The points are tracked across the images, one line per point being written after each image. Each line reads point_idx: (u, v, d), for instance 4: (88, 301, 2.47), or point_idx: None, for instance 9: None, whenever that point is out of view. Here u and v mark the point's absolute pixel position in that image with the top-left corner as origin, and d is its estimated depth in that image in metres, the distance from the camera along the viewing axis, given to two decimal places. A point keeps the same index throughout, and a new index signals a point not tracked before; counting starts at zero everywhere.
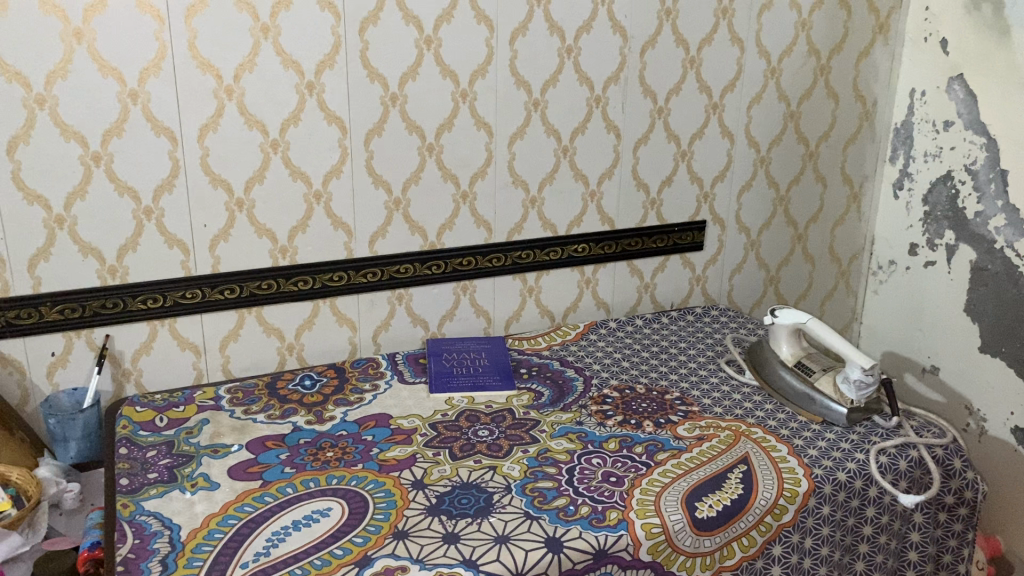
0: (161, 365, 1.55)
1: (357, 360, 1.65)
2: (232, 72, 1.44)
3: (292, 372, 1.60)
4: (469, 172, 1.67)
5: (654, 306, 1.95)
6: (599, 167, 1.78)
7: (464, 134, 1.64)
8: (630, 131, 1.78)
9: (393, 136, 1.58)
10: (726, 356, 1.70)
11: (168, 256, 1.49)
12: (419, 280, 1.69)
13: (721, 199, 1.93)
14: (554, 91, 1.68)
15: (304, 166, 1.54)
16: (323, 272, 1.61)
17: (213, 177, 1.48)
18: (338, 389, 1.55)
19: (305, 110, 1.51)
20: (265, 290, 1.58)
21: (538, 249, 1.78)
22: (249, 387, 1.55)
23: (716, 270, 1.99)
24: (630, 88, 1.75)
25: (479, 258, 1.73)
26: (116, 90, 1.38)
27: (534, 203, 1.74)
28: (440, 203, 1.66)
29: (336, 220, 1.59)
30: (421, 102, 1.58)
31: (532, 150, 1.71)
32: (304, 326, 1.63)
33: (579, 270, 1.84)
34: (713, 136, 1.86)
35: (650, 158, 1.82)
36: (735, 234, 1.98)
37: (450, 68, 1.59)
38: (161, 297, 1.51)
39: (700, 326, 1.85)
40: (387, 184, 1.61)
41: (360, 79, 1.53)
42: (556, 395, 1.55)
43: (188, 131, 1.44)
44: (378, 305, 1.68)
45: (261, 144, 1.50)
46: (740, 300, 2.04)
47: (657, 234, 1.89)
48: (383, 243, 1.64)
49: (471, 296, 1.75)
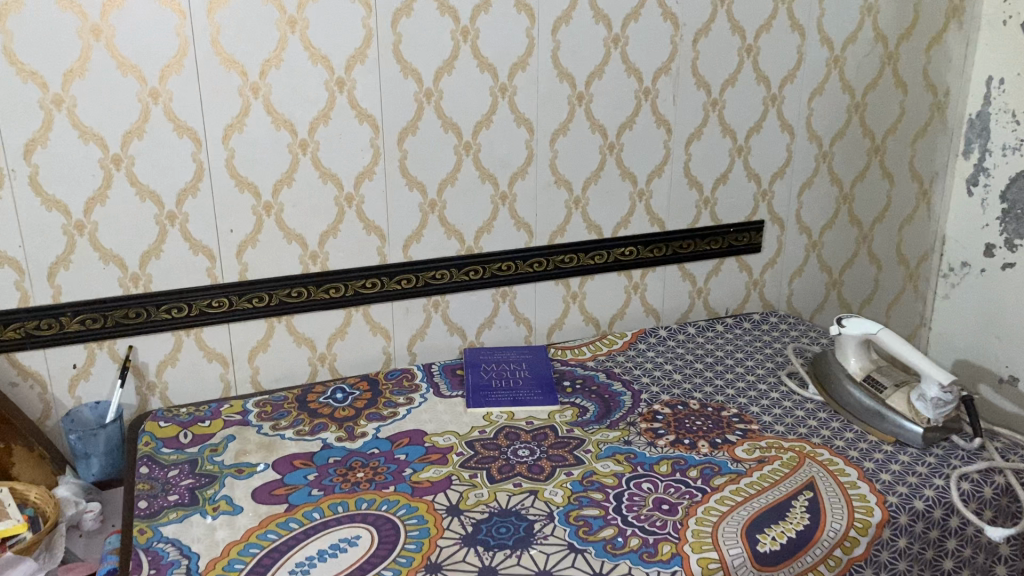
0: (187, 377, 1.48)
1: (391, 372, 1.56)
2: (258, 68, 1.36)
3: (324, 385, 1.52)
4: (509, 172, 1.57)
5: (707, 313, 1.83)
6: (648, 165, 1.67)
7: (503, 131, 1.54)
8: (682, 126, 1.66)
9: (429, 135, 1.49)
10: (787, 367, 1.58)
11: (192, 262, 1.42)
12: (456, 286, 1.60)
13: (780, 198, 1.80)
14: (600, 83, 1.57)
15: (335, 168, 1.45)
16: (356, 279, 1.52)
17: (240, 180, 1.40)
18: (371, 403, 1.47)
19: (335, 108, 1.42)
20: (295, 298, 1.49)
21: (582, 252, 1.67)
22: (278, 399, 1.47)
23: (774, 273, 1.86)
24: (681, 80, 1.63)
25: (520, 263, 1.63)
26: (136, 89, 1.31)
27: (579, 203, 1.64)
28: (478, 205, 1.56)
29: (369, 223, 1.50)
30: (458, 97, 1.49)
31: (577, 147, 1.60)
32: (336, 335, 1.54)
33: (627, 274, 1.73)
34: (772, 129, 1.74)
35: (703, 155, 1.70)
36: (795, 235, 1.85)
37: (489, 62, 1.49)
38: (186, 306, 1.44)
39: (757, 334, 1.73)
40: (423, 185, 1.52)
41: (393, 75, 1.44)
42: (602, 411, 1.44)
43: (212, 130, 1.37)
44: (414, 312, 1.58)
45: (289, 144, 1.41)
46: (800, 305, 1.91)
47: (710, 236, 1.76)
48: (418, 248, 1.55)
49: (512, 303, 1.65)
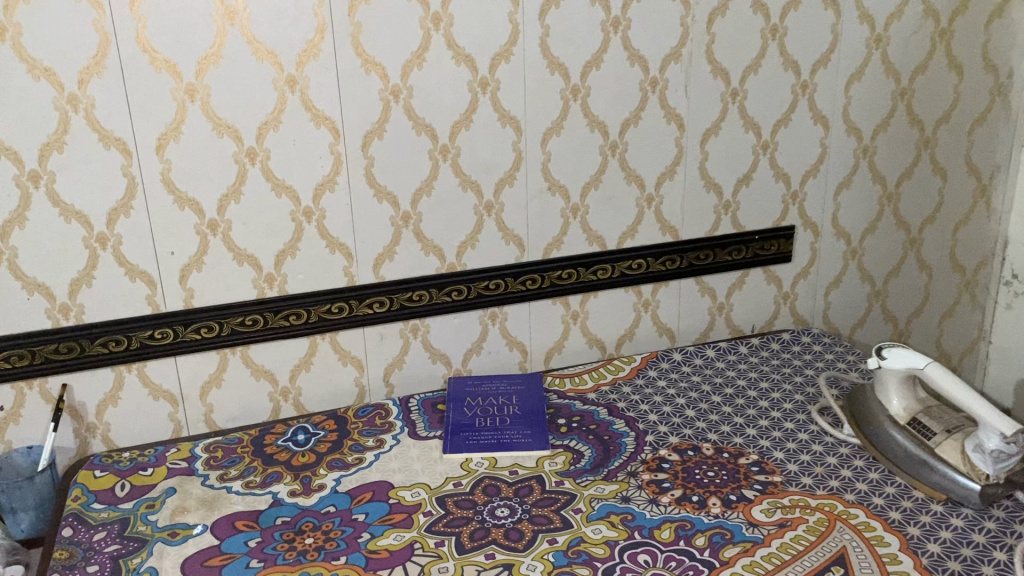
0: (132, 417, 1.31)
1: (362, 408, 1.38)
2: (193, 68, 1.17)
3: (285, 424, 1.34)
4: (494, 179, 1.37)
5: (730, 332, 1.60)
6: (658, 166, 1.44)
7: (486, 131, 1.33)
8: (696, 120, 1.44)
9: (398, 138, 1.29)
10: (818, 401, 1.36)
11: (130, 290, 1.25)
12: (436, 308, 1.40)
13: (814, 199, 1.57)
14: (598, 73, 1.36)
15: (289, 179, 1.27)
16: (319, 303, 1.34)
17: (178, 196, 1.22)
18: (335, 447, 1.28)
19: (287, 110, 1.23)
20: (249, 327, 1.32)
21: (582, 267, 1.46)
22: (231, 443, 1.31)
23: (808, 285, 1.63)
24: (695, 68, 1.41)
25: (509, 281, 1.43)
26: (52, 96, 1.13)
27: (577, 212, 1.43)
28: (459, 216, 1.37)
29: (332, 241, 1.32)
30: (431, 94, 1.29)
31: (574, 148, 1.39)
32: (301, 367, 1.37)
33: (636, 290, 1.51)
34: (802, 122, 1.51)
35: (723, 153, 1.47)
36: (832, 241, 1.61)
37: (466, 53, 1.29)
38: (126, 339, 1.27)
39: (787, 358, 1.50)
40: (394, 197, 1.32)
41: (353, 70, 1.24)
42: (599, 457, 1.24)
43: (143, 140, 1.19)
44: (389, 339, 1.40)
45: (235, 153, 1.23)
46: (839, 320, 1.68)
47: (733, 245, 1.53)
48: (391, 267, 1.36)
49: (502, 326, 1.45)
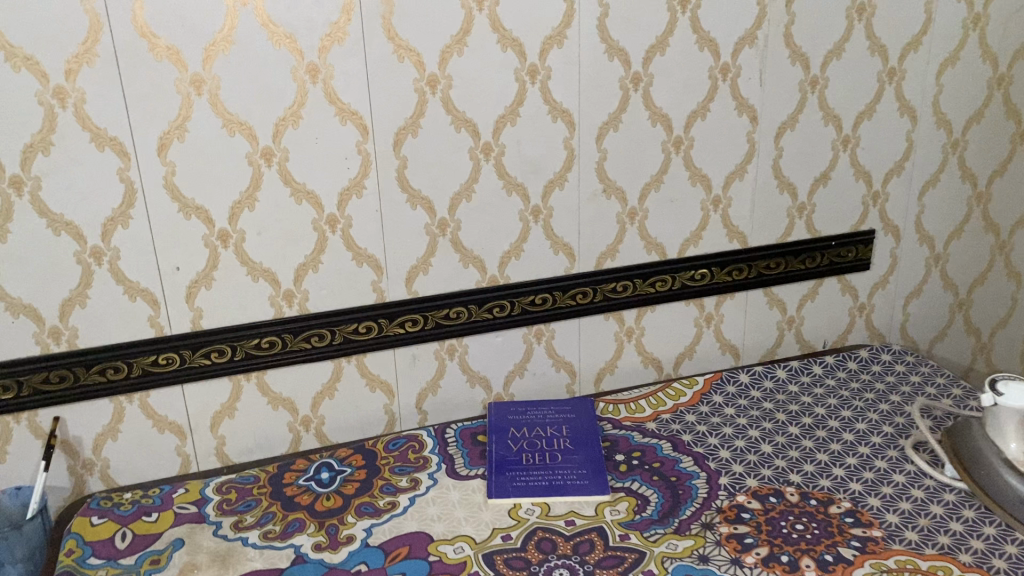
0: (134, 452, 1.16)
1: (394, 440, 1.22)
2: (200, 55, 1.01)
3: (307, 460, 1.19)
4: (542, 180, 1.20)
5: (800, 348, 1.44)
6: (726, 165, 1.27)
7: (534, 126, 1.16)
8: (770, 113, 1.26)
9: (434, 135, 1.13)
10: (912, 435, 1.19)
11: (130, 310, 1.09)
12: (475, 327, 1.24)
13: (896, 200, 1.39)
14: (662, 59, 1.18)
15: (310, 183, 1.10)
16: (344, 323, 1.18)
17: (183, 203, 1.06)
18: (365, 488, 1.13)
19: (307, 103, 1.06)
20: (266, 350, 1.16)
21: (639, 278, 1.29)
22: (246, 482, 1.15)
23: (886, 295, 1.46)
24: (772, 53, 1.23)
25: (557, 296, 1.26)
26: (35, 88, 0.96)
27: (634, 216, 1.26)
28: (502, 223, 1.20)
29: (359, 253, 1.15)
30: (472, 84, 1.12)
31: (633, 145, 1.22)
32: (323, 394, 1.21)
33: (698, 304, 1.34)
34: (887, 113, 1.33)
35: (799, 149, 1.30)
36: (913, 247, 1.44)
37: (513, 36, 1.11)
38: (125, 366, 1.11)
39: (868, 381, 1.33)
40: (429, 202, 1.16)
41: (384, 58, 1.07)
42: (667, 504, 1.08)
43: (143, 139, 1.02)
44: (422, 361, 1.24)
45: (248, 153, 1.06)
46: (917, 333, 1.51)
47: (806, 252, 1.37)
48: (425, 280, 1.20)
49: (549, 345, 1.29)
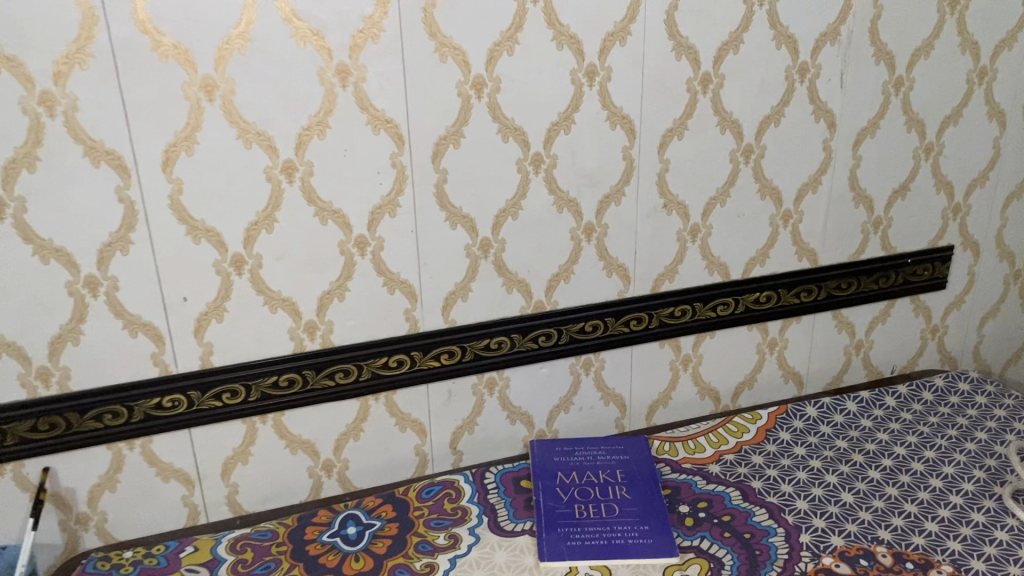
0: (136, 504, 1.02)
1: (427, 487, 1.08)
2: (212, 55, 0.86)
3: (331, 511, 1.05)
4: (597, 194, 1.06)
5: (867, 374, 1.31)
6: (799, 176, 1.14)
7: (590, 134, 1.02)
8: (850, 118, 1.13)
9: (479, 145, 0.98)
10: (1008, 482, 1.06)
11: (131, 347, 0.95)
12: (519, 358, 1.10)
13: (978, 213, 1.26)
14: (735, 58, 1.04)
15: (337, 201, 0.96)
16: (373, 357, 1.04)
17: (192, 225, 0.92)
18: (399, 547, 0.99)
19: (336, 110, 0.92)
20: (284, 389, 1.02)
21: (699, 302, 1.16)
22: (263, 538, 1.01)
23: (960, 316, 1.33)
24: (855, 50, 1.09)
25: (609, 322, 1.13)
26: (18, 93, 0.81)
27: (696, 233, 1.12)
28: (552, 243, 1.06)
29: (391, 278, 1.01)
30: (524, 88, 0.98)
31: (698, 155, 1.08)
32: (349, 435, 1.07)
33: (761, 328, 1.21)
34: (975, 118, 1.19)
35: (878, 157, 1.16)
36: (993, 263, 1.31)
37: (570, 32, 0.97)
38: (125, 411, 0.96)
39: (949, 416, 1.21)
40: (471, 220, 1.02)
41: (425, 57, 0.93)
42: (744, 569, 0.95)
43: (146, 152, 0.87)
44: (458, 398, 1.10)
45: (267, 167, 0.92)
46: (990, 356, 1.38)
47: (879, 271, 1.23)
48: (464, 308, 1.06)
49: (598, 376, 1.16)
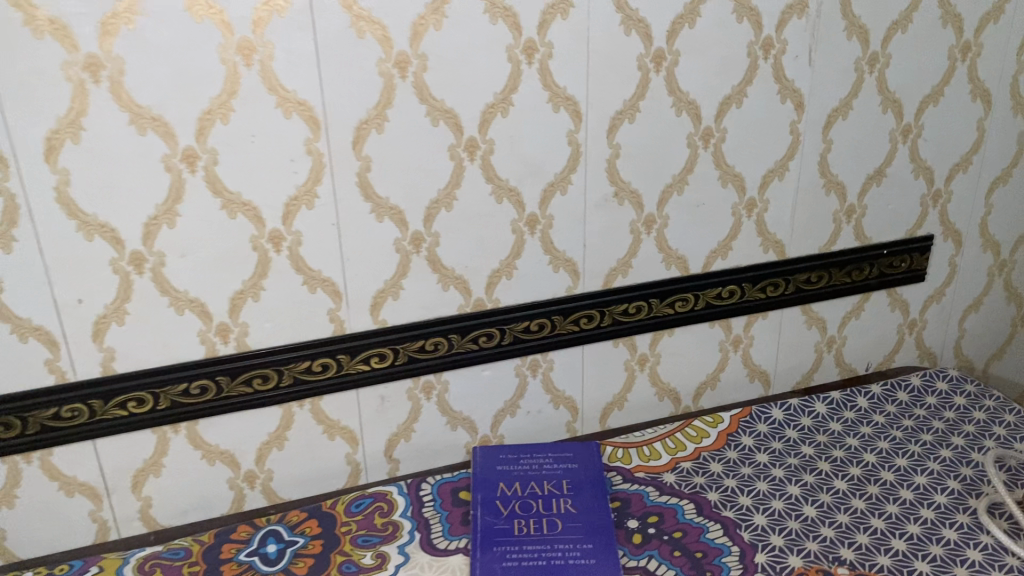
0: (37, 520, 0.94)
1: (357, 500, 1.01)
2: (95, 30, 0.77)
3: (252, 527, 0.97)
4: (540, 183, 0.97)
5: (839, 373, 1.23)
6: (764, 162, 1.04)
7: (531, 117, 0.93)
8: (820, 99, 1.03)
9: (406, 130, 0.89)
10: (984, 494, 0.98)
11: (21, 354, 0.86)
12: (457, 361, 1.02)
13: (961, 201, 1.17)
14: (691, 33, 0.95)
15: (247, 193, 0.87)
16: (295, 362, 0.95)
17: (82, 220, 0.83)
18: (321, 568, 0.91)
19: (241, 92, 0.83)
20: (197, 397, 0.93)
21: (656, 298, 1.07)
22: (175, 558, 0.93)
23: (940, 310, 1.24)
24: (825, 24, 0.99)
25: (557, 321, 1.04)
26: None
27: (651, 225, 1.03)
28: (491, 236, 0.97)
29: (311, 276, 0.92)
30: (454, 66, 0.88)
31: (652, 140, 0.99)
32: (272, 444, 0.99)
33: (723, 325, 1.13)
34: (957, 98, 1.10)
35: (851, 141, 1.07)
36: (976, 253, 1.22)
37: (505, 5, 0.87)
38: (19, 422, 0.88)
39: (924, 419, 1.12)
40: (399, 212, 0.93)
41: (340, 33, 0.83)
42: None
43: (25, 140, 0.78)
44: (392, 403, 1.02)
45: (166, 156, 0.83)
46: (973, 351, 1.30)
47: (852, 263, 1.14)
48: (395, 308, 0.97)
49: (546, 378, 1.08)
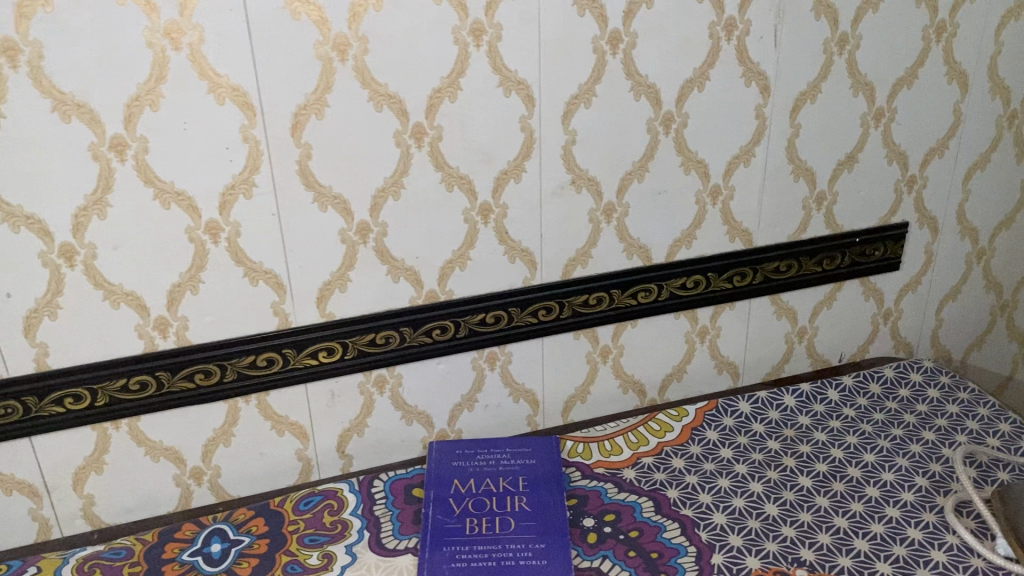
0: None
1: (306, 498, 0.98)
2: (11, 12, 0.73)
3: (197, 526, 0.94)
4: (492, 171, 0.93)
5: (811, 364, 1.20)
6: (729, 148, 1.01)
7: (481, 102, 0.89)
8: (786, 82, 0.99)
9: (348, 116, 0.85)
10: (952, 492, 0.95)
11: None
12: (410, 354, 0.99)
13: (937, 187, 1.13)
14: (649, 13, 0.91)
15: (182, 183, 0.83)
16: (239, 356, 0.92)
17: (6, 211, 0.79)
18: (265, 569, 0.88)
19: (171, 77, 0.79)
20: (136, 393, 0.90)
21: (617, 289, 1.04)
22: (115, 558, 0.90)
23: (916, 299, 1.21)
24: (791, 3, 0.95)
25: (514, 312, 1.01)
26: None
27: (611, 213, 1.00)
28: (441, 226, 0.94)
29: (253, 268, 0.89)
30: (397, 49, 0.84)
31: (610, 125, 0.95)
32: (218, 440, 0.96)
33: (689, 316, 1.09)
34: (932, 80, 1.06)
35: (820, 126, 1.03)
36: (953, 241, 1.18)
37: None
38: None
39: (896, 412, 1.09)
40: (344, 201, 0.89)
41: (275, 15, 0.79)
42: None
43: None
44: (343, 397, 0.99)
45: (93, 144, 0.79)
46: (951, 341, 1.26)
47: (824, 252, 1.11)
48: (343, 300, 0.94)
49: (504, 371, 1.05)
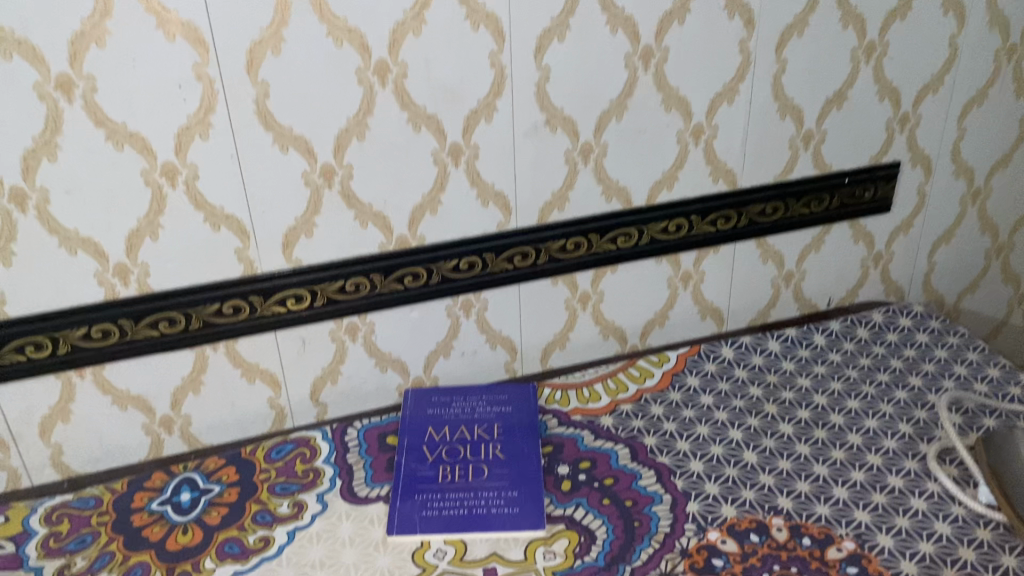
0: None
1: (278, 446, 0.96)
2: None
3: (167, 475, 0.93)
4: (462, 111, 0.89)
5: (798, 308, 1.17)
6: (711, 85, 0.97)
7: (447, 37, 0.85)
8: (771, 14, 0.95)
9: (306, 53, 0.82)
10: (936, 440, 0.93)
11: None
12: (382, 301, 0.96)
13: (930, 125, 1.09)
14: None
15: (135, 124, 0.80)
16: (205, 304, 0.90)
17: None
18: (234, 518, 0.87)
19: (116, 12, 0.75)
20: (99, 341, 0.88)
21: (595, 233, 1.01)
22: (85, 507, 0.89)
23: (908, 242, 1.17)
24: None
25: (489, 258, 0.98)
26: None
27: (589, 154, 0.96)
28: (410, 168, 0.91)
29: (213, 213, 0.86)
30: None
31: (585, 61, 0.91)
32: (187, 389, 0.94)
33: (671, 260, 1.06)
34: (927, 12, 1.01)
35: (808, 61, 0.99)
36: (947, 181, 1.14)
37: None
38: None
39: (883, 358, 1.07)
40: (306, 143, 0.86)
41: None
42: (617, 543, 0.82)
43: None
44: (314, 345, 0.97)
45: (37, 84, 0.76)
46: (943, 285, 1.23)
47: (811, 194, 1.07)
48: (310, 246, 0.91)
49: (480, 318, 1.02)
